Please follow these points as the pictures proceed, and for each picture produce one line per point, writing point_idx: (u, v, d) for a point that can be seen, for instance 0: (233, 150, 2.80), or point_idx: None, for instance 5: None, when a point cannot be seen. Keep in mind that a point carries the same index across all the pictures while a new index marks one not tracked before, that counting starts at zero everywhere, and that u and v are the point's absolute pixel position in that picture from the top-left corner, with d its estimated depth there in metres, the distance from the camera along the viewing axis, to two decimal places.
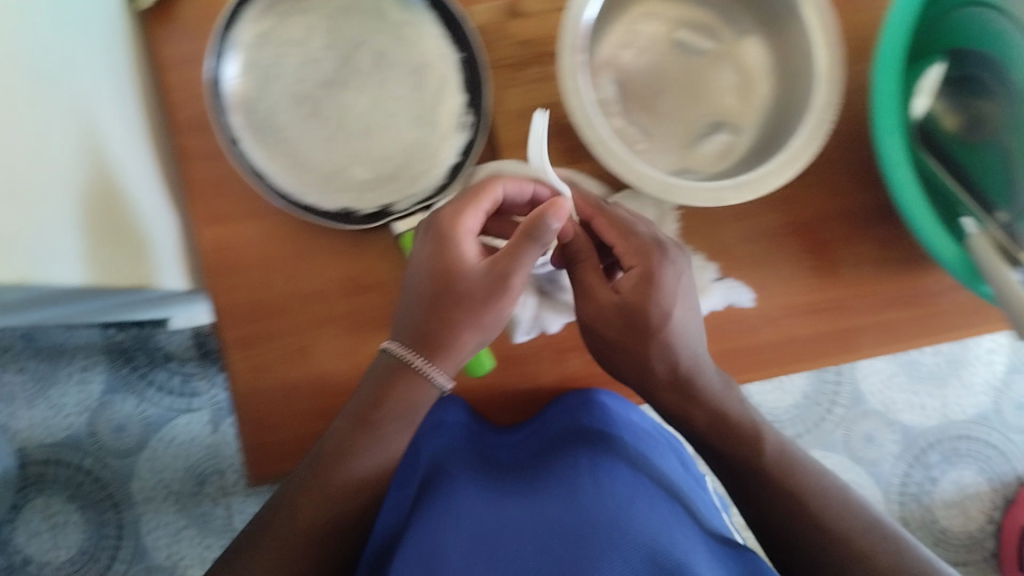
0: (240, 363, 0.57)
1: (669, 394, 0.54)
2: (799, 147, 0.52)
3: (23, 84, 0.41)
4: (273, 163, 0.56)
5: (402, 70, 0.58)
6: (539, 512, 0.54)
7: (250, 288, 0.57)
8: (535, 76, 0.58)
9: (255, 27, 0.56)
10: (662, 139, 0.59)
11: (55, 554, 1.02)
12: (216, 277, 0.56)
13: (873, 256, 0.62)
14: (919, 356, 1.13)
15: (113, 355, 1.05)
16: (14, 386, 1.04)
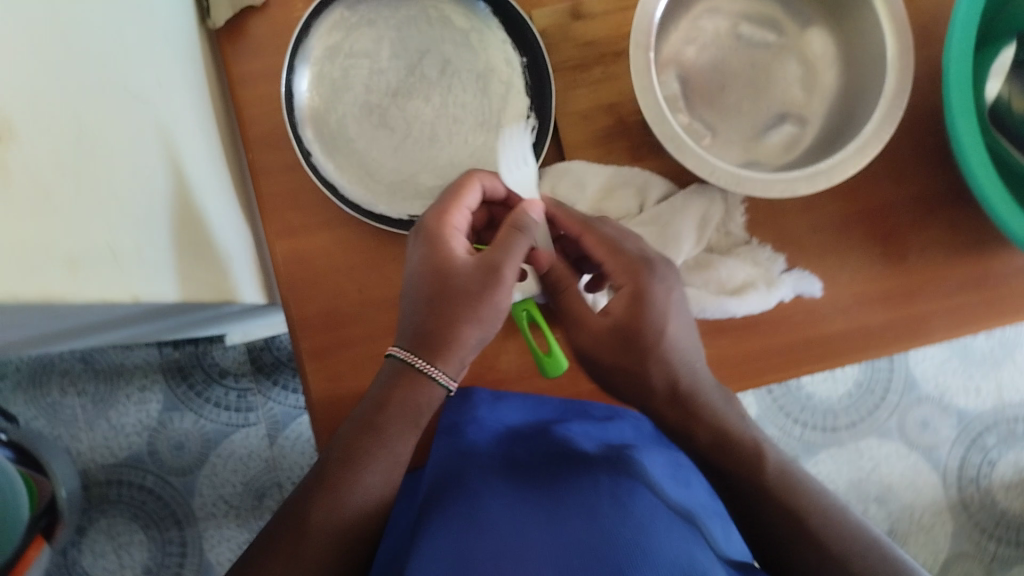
0: (315, 374, 0.56)
1: (670, 411, 0.50)
2: (871, 133, 0.53)
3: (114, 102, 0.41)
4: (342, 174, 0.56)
5: (467, 77, 0.58)
6: (552, 525, 0.44)
7: (325, 298, 0.56)
8: (601, 76, 0.58)
9: (324, 41, 0.57)
10: (728, 133, 0.58)
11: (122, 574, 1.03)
12: (293, 288, 0.56)
13: (945, 240, 0.61)
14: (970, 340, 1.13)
15: (170, 374, 1.06)
16: (74, 408, 1.05)
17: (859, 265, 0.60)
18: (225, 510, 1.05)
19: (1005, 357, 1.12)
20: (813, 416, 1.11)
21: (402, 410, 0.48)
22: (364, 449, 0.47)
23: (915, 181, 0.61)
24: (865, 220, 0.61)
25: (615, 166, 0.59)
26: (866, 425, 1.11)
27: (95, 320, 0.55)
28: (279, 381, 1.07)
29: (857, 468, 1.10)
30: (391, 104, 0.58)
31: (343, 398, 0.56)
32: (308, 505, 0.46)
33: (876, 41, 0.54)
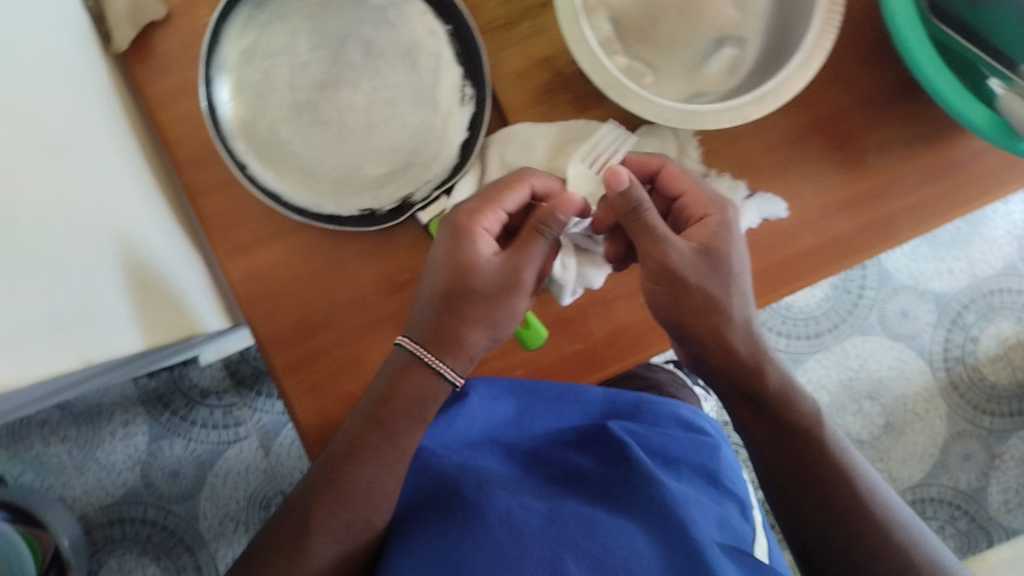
0: (295, 390, 0.55)
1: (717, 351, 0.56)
2: (813, 45, 0.51)
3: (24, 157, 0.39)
4: (282, 180, 0.54)
5: (394, 55, 0.56)
6: (550, 539, 0.49)
7: (288, 311, 0.55)
8: (530, 30, 0.56)
9: (238, 45, 0.54)
10: (669, 67, 0.57)
11: None
12: (254, 308, 0.54)
13: (900, 136, 0.60)
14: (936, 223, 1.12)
15: (150, 403, 1.04)
16: (60, 455, 1.03)
17: (820, 177, 0.59)
18: (234, 527, 1.04)
19: (974, 234, 1.12)
20: (796, 325, 1.11)
21: (404, 403, 0.52)
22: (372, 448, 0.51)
23: (864, 82, 0.59)
24: (819, 130, 0.60)
25: (561, 121, 0.57)
26: (848, 325, 1.12)
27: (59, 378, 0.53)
28: (262, 390, 1.05)
29: (845, 368, 1.12)
30: (319, 98, 0.55)
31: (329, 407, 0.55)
32: (315, 497, 0.50)
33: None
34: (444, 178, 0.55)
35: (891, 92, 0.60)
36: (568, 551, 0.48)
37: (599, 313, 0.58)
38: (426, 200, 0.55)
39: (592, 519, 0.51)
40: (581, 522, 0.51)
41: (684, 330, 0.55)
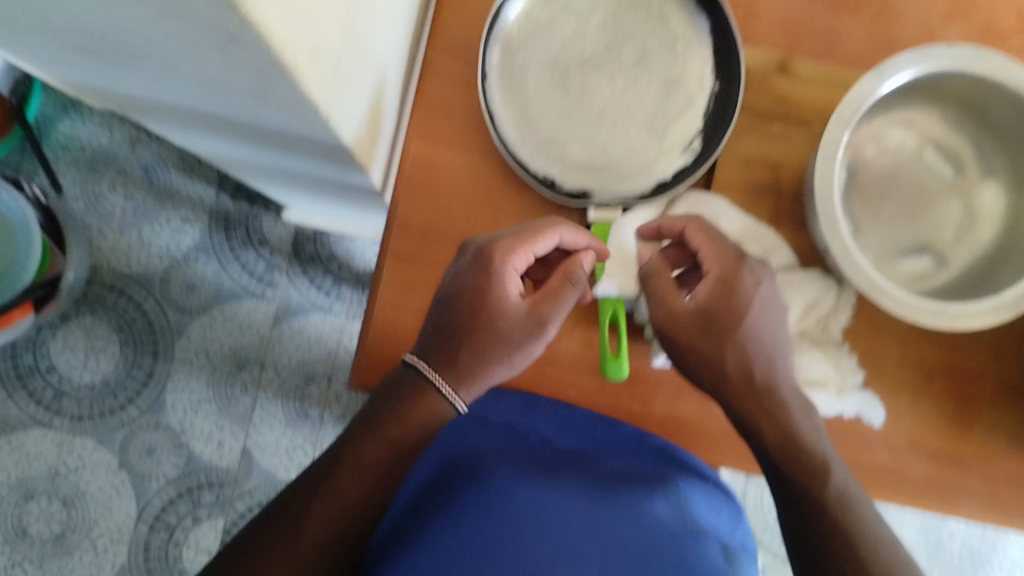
0: (387, 295, 0.56)
1: (749, 404, 0.50)
2: (1006, 302, 0.51)
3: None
4: (336, 87, 0.40)
5: (656, 75, 0.57)
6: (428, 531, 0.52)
7: (447, 259, 0.57)
8: (777, 132, 0.57)
9: None
10: (871, 234, 0.58)
11: (197, 433, 1.05)
12: (395, 283, 0.56)
13: (1009, 429, 0.61)
14: (946, 538, 1.13)
15: (181, 163, 1.07)
16: (73, 201, 1.05)
17: (892, 387, 0.61)
18: (176, 446, 1.04)
19: (971, 568, 1.13)
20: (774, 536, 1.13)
21: (416, 428, 0.49)
22: (385, 409, 0.49)
23: (1010, 362, 0.62)
24: (1016, 342, 0.62)
25: (759, 222, 0.57)
26: None
27: (249, 147, 0.59)
28: (308, 274, 1.08)
29: None
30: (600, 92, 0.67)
31: (416, 184, 0.57)
32: None
33: None
34: (631, 198, 0.56)
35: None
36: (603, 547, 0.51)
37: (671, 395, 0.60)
38: (604, 203, 0.56)
39: (637, 513, 0.54)
40: (628, 520, 0.54)
41: (696, 382, 0.51)
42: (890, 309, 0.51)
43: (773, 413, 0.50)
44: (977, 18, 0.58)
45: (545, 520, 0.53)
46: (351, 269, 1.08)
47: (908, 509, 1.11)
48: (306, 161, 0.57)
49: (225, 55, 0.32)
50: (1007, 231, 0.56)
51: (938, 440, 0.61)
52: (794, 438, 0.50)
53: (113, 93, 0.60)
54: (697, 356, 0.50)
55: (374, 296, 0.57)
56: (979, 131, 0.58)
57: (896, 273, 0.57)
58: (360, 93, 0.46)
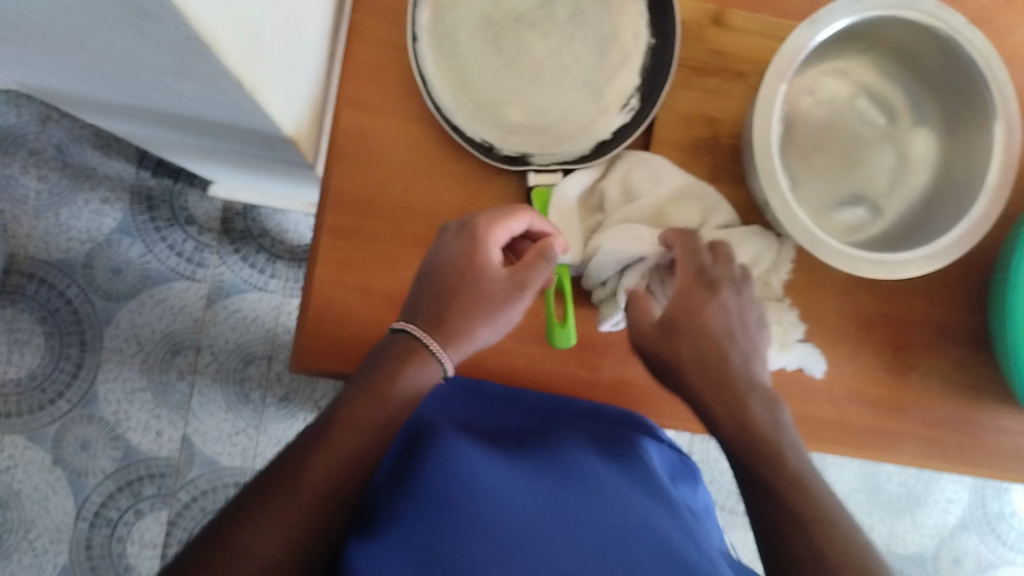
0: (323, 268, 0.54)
1: (710, 395, 0.47)
2: (943, 248, 0.52)
3: None
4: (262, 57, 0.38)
5: (591, 32, 0.56)
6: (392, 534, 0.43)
7: (383, 230, 0.55)
8: (713, 86, 0.57)
9: None
10: (807, 187, 0.58)
11: (132, 424, 1.01)
12: (331, 256, 0.54)
13: (945, 373, 0.63)
14: (883, 481, 1.17)
15: (98, 141, 1.01)
16: None
17: (833, 339, 0.62)
18: (112, 439, 1.00)
19: (909, 508, 1.17)
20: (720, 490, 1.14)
21: (397, 407, 0.44)
22: (375, 372, 0.44)
23: (942, 307, 0.63)
24: (949, 288, 0.63)
25: (698, 178, 0.56)
26: None
27: (168, 121, 0.56)
28: (240, 251, 1.05)
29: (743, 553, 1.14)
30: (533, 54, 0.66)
31: (350, 154, 0.55)
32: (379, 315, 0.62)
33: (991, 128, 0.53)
34: (569, 159, 0.55)
35: (969, 302, 0.63)
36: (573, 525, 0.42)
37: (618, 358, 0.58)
38: (543, 166, 0.55)
39: (598, 490, 0.46)
40: (585, 493, 0.46)
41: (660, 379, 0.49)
42: (830, 263, 0.51)
43: (731, 400, 0.46)
44: None
45: (513, 507, 0.43)
46: (284, 244, 1.06)
47: (845, 455, 1.14)
48: (230, 133, 0.54)
49: (137, 31, 0.29)
50: (938, 176, 0.57)
51: (878, 388, 0.62)
52: (759, 437, 0.45)
53: (15, 68, 0.56)
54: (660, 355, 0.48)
55: (309, 272, 0.54)
56: (911, 77, 0.58)
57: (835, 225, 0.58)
58: (288, 63, 0.44)
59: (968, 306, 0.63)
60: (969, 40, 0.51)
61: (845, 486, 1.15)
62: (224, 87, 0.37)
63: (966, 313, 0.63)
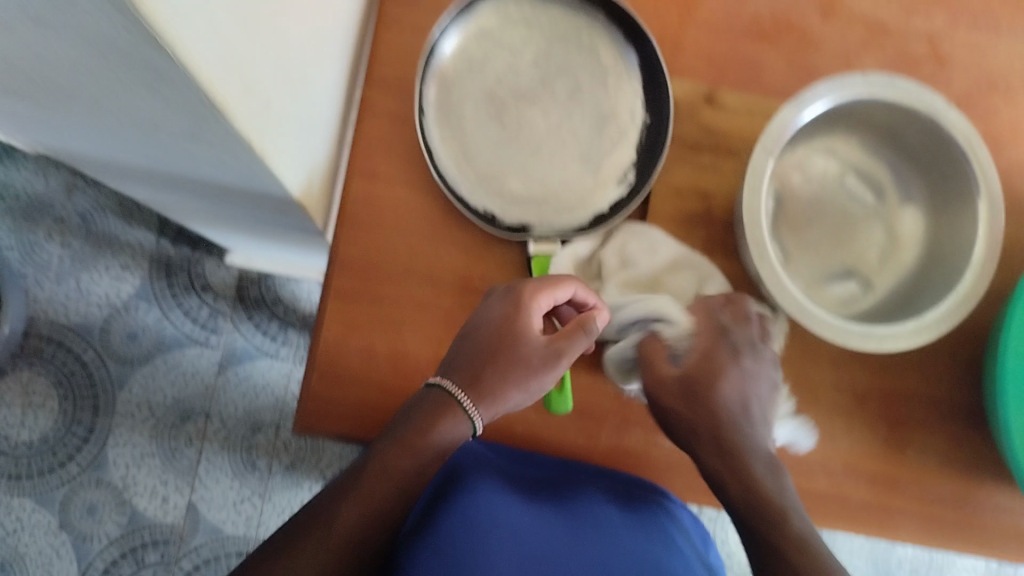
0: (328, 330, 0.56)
1: (713, 458, 0.51)
2: (930, 323, 0.53)
3: (245, 17, 0.32)
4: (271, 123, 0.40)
5: (589, 109, 0.59)
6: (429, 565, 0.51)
7: (387, 294, 0.57)
8: (707, 162, 0.59)
9: None
10: (799, 260, 0.60)
11: (139, 488, 1.02)
12: (335, 320, 0.56)
13: (941, 449, 0.63)
14: (895, 567, 1.15)
15: (121, 211, 1.05)
16: (8, 252, 1.02)
17: (828, 411, 0.62)
18: (118, 504, 1.01)
19: None
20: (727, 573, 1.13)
21: (430, 454, 0.46)
22: (411, 420, 0.47)
23: (937, 382, 0.63)
24: (944, 365, 0.63)
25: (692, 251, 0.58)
26: None
27: (185, 187, 0.59)
28: (253, 319, 1.07)
29: None
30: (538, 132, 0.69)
31: (358, 222, 0.57)
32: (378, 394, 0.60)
33: (974, 204, 0.55)
34: (566, 231, 0.57)
35: (965, 380, 0.64)
36: (586, 563, 0.53)
37: (614, 428, 0.58)
38: (543, 236, 0.56)
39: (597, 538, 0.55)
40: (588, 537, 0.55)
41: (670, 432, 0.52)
42: (817, 334, 0.52)
43: (739, 470, 0.49)
44: (892, 45, 0.62)
45: (525, 548, 0.53)
46: (296, 312, 1.08)
47: (854, 538, 1.12)
48: (243, 198, 0.57)
49: (152, 93, 0.32)
50: (927, 252, 0.59)
51: (874, 463, 0.62)
52: (758, 496, 0.49)
53: (46, 135, 0.60)
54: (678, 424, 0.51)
55: (314, 333, 0.56)
56: (897, 158, 0.61)
57: (827, 298, 0.59)
58: (296, 130, 0.47)
59: (964, 383, 0.63)
60: (950, 121, 0.53)
61: (854, 570, 1.13)
62: (234, 149, 0.40)
63: (961, 390, 0.63)
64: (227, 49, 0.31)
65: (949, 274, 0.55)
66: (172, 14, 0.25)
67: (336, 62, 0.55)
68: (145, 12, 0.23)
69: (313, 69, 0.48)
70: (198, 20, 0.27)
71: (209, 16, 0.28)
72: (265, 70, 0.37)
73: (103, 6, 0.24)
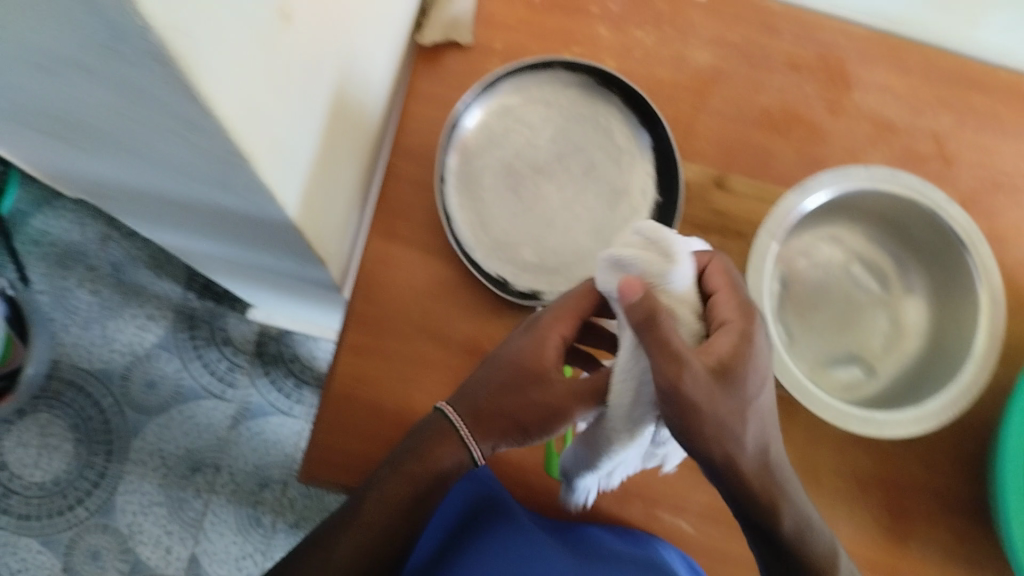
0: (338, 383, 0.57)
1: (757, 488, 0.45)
2: (932, 412, 0.52)
3: (272, 75, 0.34)
4: (294, 176, 0.42)
5: (603, 185, 0.62)
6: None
7: (400, 352, 0.58)
8: (716, 243, 0.60)
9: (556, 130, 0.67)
10: (803, 342, 0.60)
11: (142, 537, 1.02)
12: (346, 373, 0.58)
13: (946, 544, 0.62)
14: None
15: (153, 262, 1.09)
16: (40, 295, 1.06)
17: (834, 498, 0.61)
18: (122, 551, 1.01)
19: None
20: None
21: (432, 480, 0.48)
22: (412, 447, 0.48)
23: (942, 475, 0.63)
24: (950, 457, 0.63)
25: None
26: None
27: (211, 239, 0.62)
28: (270, 375, 1.09)
29: None
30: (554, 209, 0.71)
31: (374, 281, 0.59)
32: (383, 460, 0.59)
33: (977, 296, 0.55)
34: None
35: (970, 474, 0.63)
36: None
37: (611, 498, 0.58)
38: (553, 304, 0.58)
39: None
40: None
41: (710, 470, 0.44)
42: (818, 415, 0.52)
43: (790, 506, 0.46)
44: (900, 142, 0.64)
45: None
46: (313, 371, 1.10)
47: None
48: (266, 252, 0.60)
49: (184, 140, 0.35)
50: (931, 343, 0.60)
51: (880, 554, 0.61)
52: (805, 525, 0.47)
53: (86, 185, 0.63)
54: (719, 453, 0.42)
55: (325, 384, 0.58)
56: (902, 248, 0.62)
57: (832, 382, 0.59)
58: (317, 187, 0.49)
59: (969, 478, 0.63)
60: (951, 214, 0.55)
61: None
62: (256, 200, 0.42)
63: (966, 484, 0.63)
64: (254, 103, 0.33)
65: (956, 363, 0.55)
66: (208, 67, 0.28)
67: (362, 127, 0.58)
68: (184, 64, 0.26)
69: (338, 132, 0.51)
70: (229, 73, 0.29)
71: (242, 72, 0.30)
72: (291, 128, 0.39)
73: (145, 58, 0.26)
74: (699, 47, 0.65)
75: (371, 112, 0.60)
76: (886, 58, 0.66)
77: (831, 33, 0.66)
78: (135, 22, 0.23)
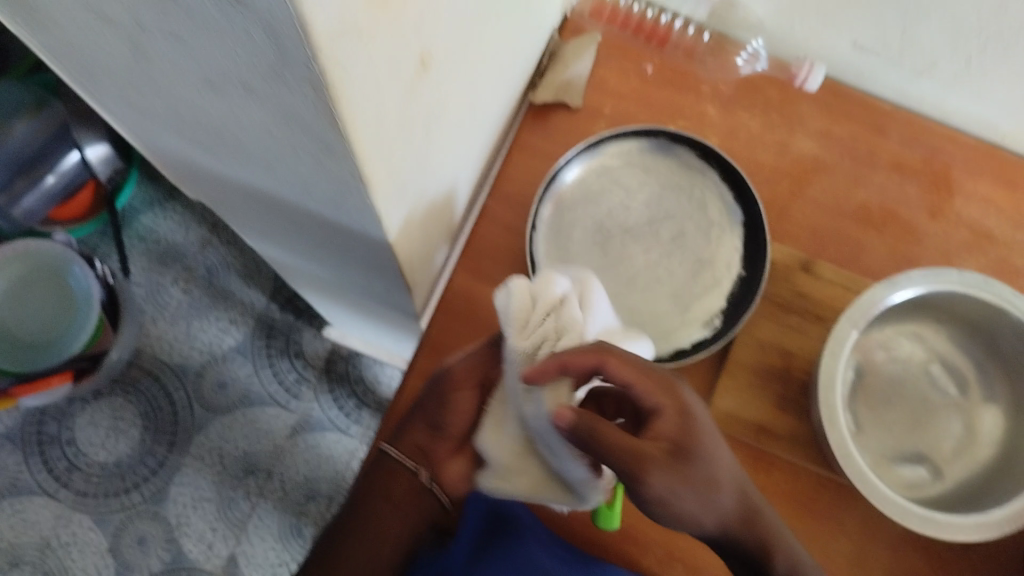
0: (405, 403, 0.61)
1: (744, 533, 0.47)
2: (996, 521, 0.51)
3: (402, 109, 0.37)
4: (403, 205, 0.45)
5: (690, 254, 0.63)
6: None
7: None
8: (797, 325, 0.61)
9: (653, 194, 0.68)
10: (870, 435, 0.61)
11: (188, 529, 1.05)
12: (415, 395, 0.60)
13: None
14: None
15: (243, 270, 1.15)
16: (136, 286, 1.13)
17: None
18: (167, 540, 1.04)
19: None
20: None
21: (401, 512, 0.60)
22: (382, 494, 0.60)
23: None
24: None
25: (766, 407, 0.59)
26: None
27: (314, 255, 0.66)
28: (334, 392, 1.12)
29: None
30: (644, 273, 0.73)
31: (456, 313, 0.61)
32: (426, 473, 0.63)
33: None
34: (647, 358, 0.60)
35: None
36: None
37: (659, 560, 0.58)
38: None
39: None
40: None
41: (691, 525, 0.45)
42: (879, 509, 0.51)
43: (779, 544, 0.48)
44: (997, 251, 0.64)
45: None
46: (374, 395, 1.12)
47: None
48: (360, 273, 0.63)
49: (316, 160, 0.38)
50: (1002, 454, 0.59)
51: None
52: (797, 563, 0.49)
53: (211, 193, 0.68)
54: (697, 506, 0.44)
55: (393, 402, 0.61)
56: (985, 357, 0.61)
57: (893, 478, 0.60)
58: (420, 219, 0.52)
59: None
60: None
61: None
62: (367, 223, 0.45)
63: None
64: (382, 133, 0.35)
65: None
66: (352, 96, 0.30)
67: (467, 168, 0.61)
68: (333, 92, 0.29)
69: (447, 169, 0.54)
70: (368, 103, 0.32)
71: (377, 102, 0.33)
72: (409, 161, 0.42)
73: (303, 84, 0.29)
74: (803, 135, 0.67)
75: (478, 155, 0.62)
76: (994, 168, 0.66)
77: (938, 137, 0.67)
78: (300, 48, 0.26)
